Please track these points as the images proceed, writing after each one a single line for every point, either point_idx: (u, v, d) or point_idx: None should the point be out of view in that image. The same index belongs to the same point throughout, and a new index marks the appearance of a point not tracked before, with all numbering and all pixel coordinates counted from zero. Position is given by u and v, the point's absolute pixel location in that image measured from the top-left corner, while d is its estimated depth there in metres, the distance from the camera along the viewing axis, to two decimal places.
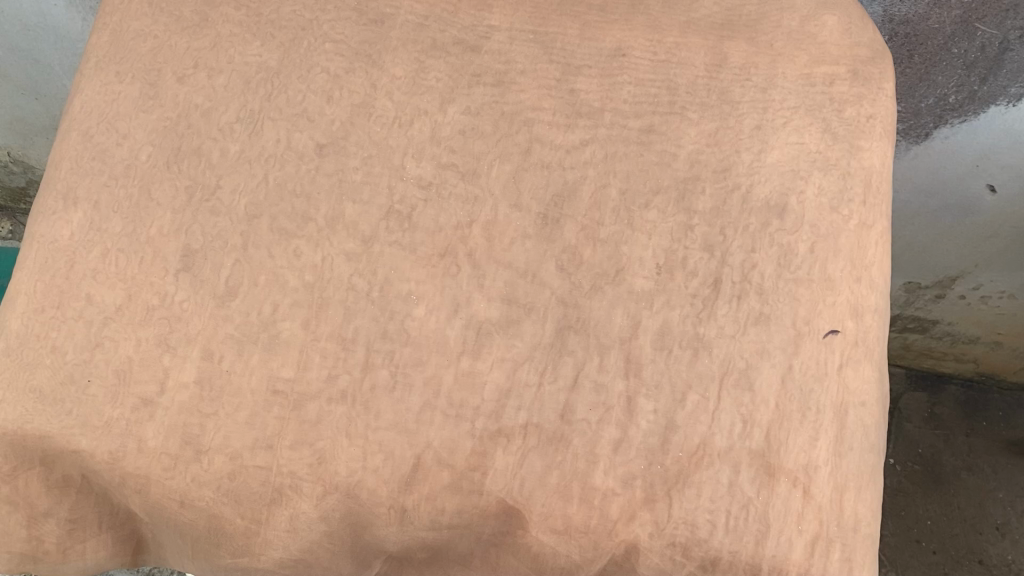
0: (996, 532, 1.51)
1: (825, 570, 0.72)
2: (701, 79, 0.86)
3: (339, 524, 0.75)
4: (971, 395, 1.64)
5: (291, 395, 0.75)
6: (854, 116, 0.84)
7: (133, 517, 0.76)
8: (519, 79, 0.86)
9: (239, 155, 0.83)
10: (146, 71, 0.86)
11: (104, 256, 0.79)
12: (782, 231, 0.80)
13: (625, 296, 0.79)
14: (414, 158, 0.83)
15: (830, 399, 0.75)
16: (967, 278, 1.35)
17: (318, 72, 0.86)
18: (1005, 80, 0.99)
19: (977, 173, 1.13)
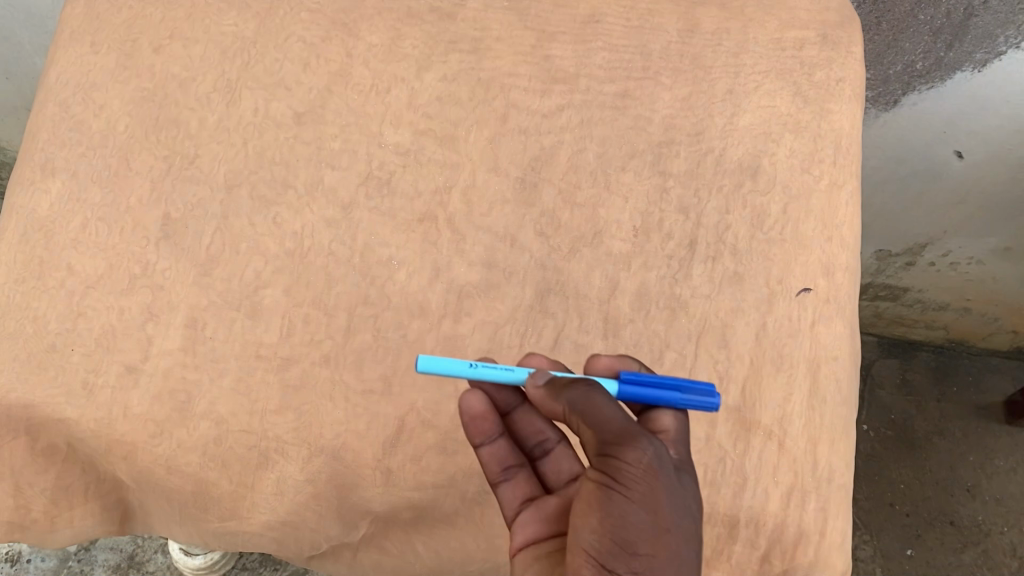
0: (966, 493, 1.33)
1: (801, 521, 0.72)
2: (674, 45, 0.87)
3: (326, 487, 0.74)
4: (943, 360, 1.45)
5: (275, 360, 0.76)
6: (824, 79, 0.86)
7: (121, 484, 0.76)
8: (495, 46, 0.87)
9: (217, 124, 0.83)
10: (122, 41, 0.86)
11: (84, 226, 0.80)
12: (755, 192, 0.82)
13: (603, 258, 0.81)
14: (392, 125, 0.84)
15: (803, 355, 0.77)
16: (938, 246, 1.27)
17: (294, 41, 0.86)
18: (970, 47, 0.97)
19: (944, 140, 1.09)
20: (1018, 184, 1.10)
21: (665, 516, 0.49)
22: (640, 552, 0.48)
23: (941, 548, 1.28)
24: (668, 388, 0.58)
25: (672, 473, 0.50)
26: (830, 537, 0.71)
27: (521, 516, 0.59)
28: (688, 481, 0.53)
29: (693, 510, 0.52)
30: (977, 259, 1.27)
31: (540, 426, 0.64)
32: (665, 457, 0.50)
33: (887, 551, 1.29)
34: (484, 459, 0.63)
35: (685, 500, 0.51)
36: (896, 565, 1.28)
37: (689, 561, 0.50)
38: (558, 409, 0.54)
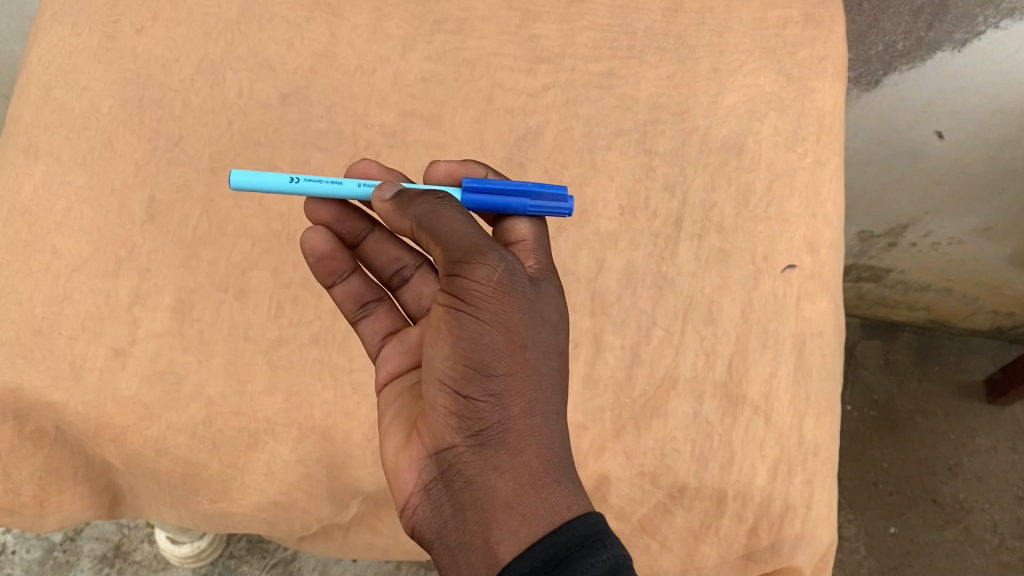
0: (949, 472, 1.34)
1: (787, 494, 0.72)
2: (658, 24, 0.89)
3: (316, 468, 0.74)
4: (925, 342, 1.46)
5: (264, 341, 0.76)
6: (807, 58, 0.87)
7: (109, 467, 0.76)
8: (479, 26, 0.88)
9: (201, 106, 0.83)
10: (104, 23, 0.86)
11: (68, 209, 0.79)
12: (739, 169, 0.83)
13: (589, 237, 0.81)
14: (377, 106, 0.85)
15: (788, 330, 0.77)
16: (920, 226, 1.28)
17: (278, 21, 0.87)
18: (950, 26, 0.98)
19: (925, 120, 1.10)
20: (997, 163, 1.11)
21: (517, 329, 0.52)
22: (496, 369, 0.51)
23: (924, 526, 1.30)
24: (514, 193, 0.61)
25: (524, 287, 0.53)
26: (815, 509, 0.72)
27: (385, 350, 0.63)
28: (545, 294, 0.56)
29: (553, 322, 0.55)
30: (957, 239, 1.28)
31: (395, 255, 0.68)
32: (515, 269, 0.52)
33: (872, 530, 1.30)
34: (341, 297, 0.68)
35: (542, 314, 0.53)
36: (880, 543, 1.29)
37: (548, 371, 0.53)
38: (406, 228, 0.55)
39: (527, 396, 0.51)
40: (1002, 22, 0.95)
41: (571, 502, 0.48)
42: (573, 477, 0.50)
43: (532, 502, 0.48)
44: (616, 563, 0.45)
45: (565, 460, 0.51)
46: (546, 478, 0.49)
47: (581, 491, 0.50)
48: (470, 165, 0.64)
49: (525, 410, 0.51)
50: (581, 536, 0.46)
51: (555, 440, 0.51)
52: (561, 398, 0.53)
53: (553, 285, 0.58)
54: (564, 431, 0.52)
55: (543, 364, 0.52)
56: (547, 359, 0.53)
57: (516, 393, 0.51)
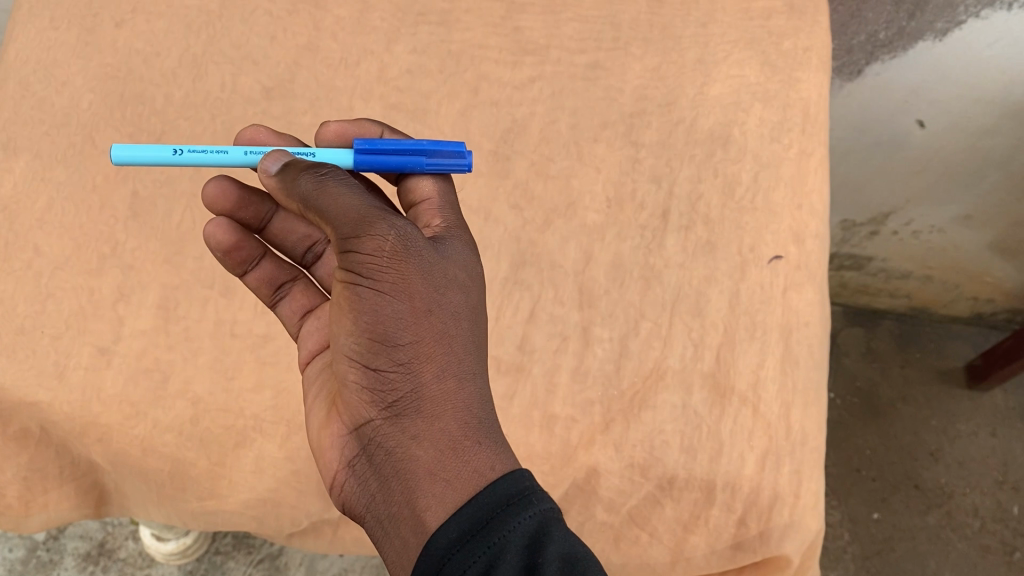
0: (930, 457, 1.35)
1: (776, 484, 0.73)
2: (643, 15, 0.89)
3: (306, 465, 0.73)
4: (906, 329, 1.47)
5: (250, 337, 0.76)
6: (792, 48, 0.87)
7: (95, 466, 0.75)
8: (464, 18, 0.88)
9: (184, 100, 0.82)
10: (83, 17, 0.85)
11: (50, 206, 0.78)
12: (725, 161, 0.83)
13: (577, 230, 0.81)
14: (362, 99, 0.84)
15: (775, 321, 0.77)
16: (901, 215, 1.29)
17: (260, 15, 0.86)
18: (931, 16, 0.98)
19: (907, 109, 1.10)
20: (978, 152, 1.12)
21: (419, 293, 0.50)
22: (402, 340, 0.50)
23: (907, 511, 1.31)
24: (405, 152, 0.59)
25: (423, 250, 0.51)
26: (804, 498, 0.73)
27: (305, 327, 0.64)
28: (451, 255, 0.54)
29: (464, 283, 0.53)
30: (938, 227, 1.29)
31: (304, 232, 0.69)
32: (412, 233, 0.51)
33: (855, 516, 1.31)
34: (254, 284, 0.68)
35: (447, 277, 0.52)
36: (864, 529, 1.30)
37: (460, 333, 0.51)
38: (296, 210, 0.53)
39: (439, 362, 0.50)
40: (982, 12, 0.96)
41: (495, 464, 0.47)
42: (496, 437, 0.49)
43: (454, 466, 0.47)
44: (544, 518, 0.45)
45: (485, 419, 0.50)
46: (466, 441, 0.48)
47: (504, 450, 0.49)
48: (360, 124, 0.62)
49: (436, 376, 0.49)
50: (505, 494, 0.45)
51: (474, 402, 0.50)
52: (479, 358, 0.52)
53: (462, 246, 0.56)
54: (483, 390, 0.51)
55: (452, 327, 0.51)
56: (457, 321, 0.51)
57: (425, 359, 0.49)
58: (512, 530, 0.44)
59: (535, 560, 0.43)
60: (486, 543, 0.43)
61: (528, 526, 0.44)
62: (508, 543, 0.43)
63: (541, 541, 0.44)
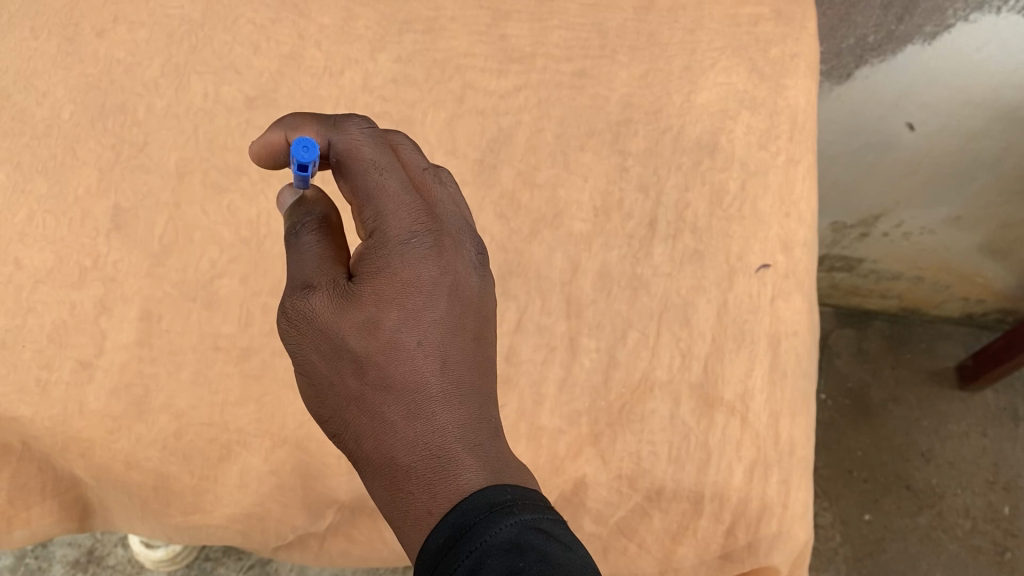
0: (921, 458, 1.35)
1: (765, 494, 0.73)
2: (630, 22, 0.88)
3: (291, 478, 0.73)
4: (897, 329, 1.47)
5: (234, 350, 0.75)
6: (779, 55, 0.86)
7: (78, 481, 0.75)
8: (450, 26, 0.87)
9: (166, 110, 0.81)
10: (63, 26, 0.84)
11: (31, 218, 0.77)
12: (713, 169, 0.82)
13: (564, 240, 0.81)
14: (347, 108, 0.83)
15: (762, 330, 0.77)
16: (891, 217, 1.29)
17: (243, 23, 0.85)
18: (920, 19, 0.98)
19: (897, 112, 1.10)
20: (968, 153, 1.12)
21: (323, 363, 0.48)
22: (328, 416, 0.49)
23: (898, 511, 1.31)
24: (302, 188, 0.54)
25: (315, 313, 0.47)
26: (792, 508, 0.73)
27: None
28: (365, 268, 0.47)
29: (373, 303, 0.46)
30: (928, 229, 1.29)
31: None
32: (297, 305, 0.47)
33: (847, 517, 1.31)
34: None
35: (346, 324, 0.46)
36: (855, 530, 1.30)
37: (376, 379, 0.47)
38: None
39: (358, 424, 0.47)
40: (971, 15, 0.95)
41: (432, 508, 0.43)
42: (434, 475, 0.44)
43: (398, 520, 0.45)
44: (507, 533, 0.40)
45: (414, 464, 0.45)
46: (398, 496, 0.45)
47: (449, 481, 0.44)
48: (266, 139, 0.55)
49: (359, 441, 0.47)
50: (449, 533, 0.42)
51: (397, 451, 0.46)
52: (410, 387, 0.46)
53: (384, 234, 0.48)
54: (415, 425, 0.46)
55: (365, 380, 0.47)
56: (370, 368, 0.47)
57: (349, 424, 0.47)
58: (463, 561, 0.40)
59: (516, 564, 0.39)
60: (467, 549, 0.40)
61: (494, 541, 0.40)
62: (488, 549, 0.40)
63: (513, 556, 0.39)
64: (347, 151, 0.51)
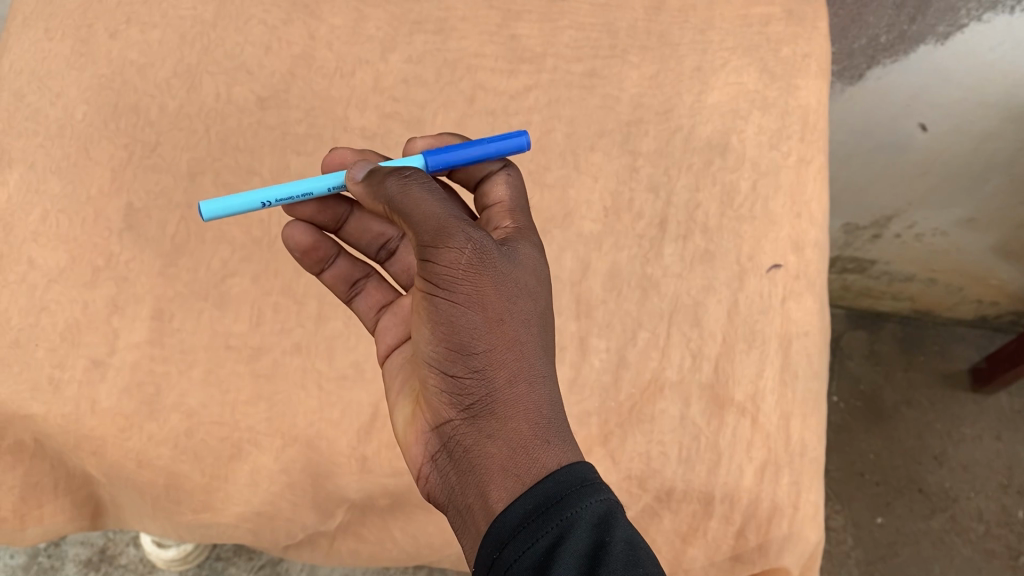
0: (934, 461, 1.34)
1: (774, 495, 0.72)
2: (640, 23, 0.88)
3: (301, 477, 0.73)
4: (910, 332, 1.46)
5: (246, 348, 0.76)
6: (790, 55, 0.86)
7: (91, 478, 0.75)
8: (460, 26, 0.87)
9: (179, 110, 0.82)
10: (77, 27, 0.84)
11: (44, 218, 0.78)
12: (724, 169, 0.82)
13: (574, 240, 0.81)
14: (358, 109, 0.84)
15: (773, 330, 0.77)
16: (904, 218, 1.28)
17: (255, 24, 0.86)
18: (933, 19, 0.97)
19: (908, 113, 1.09)
20: (980, 155, 1.11)
21: (493, 304, 0.50)
22: (479, 348, 0.50)
23: (911, 515, 1.30)
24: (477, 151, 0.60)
25: (497, 260, 0.51)
26: (803, 509, 0.72)
27: (382, 322, 0.66)
28: (520, 248, 0.55)
29: (532, 281, 0.53)
30: (942, 230, 1.28)
31: (378, 231, 0.70)
32: (484, 240, 0.50)
33: (858, 520, 1.30)
34: (331, 280, 0.69)
35: (518, 283, 0.52)
36: (866, 533, 1.29)
37: (530, 337, 0.52)
38: (379, 208, 0.53)
39: (513, 366, 0.50)
40: (984, 15, 0.95)
41: (560, 459, 0.48)
42: (565, 434, 0.50)
43: (523, 465, 0.47)
44: (597, 507, 0.45)
45: (555, 420, 0.50)
46: (536, 439, 0.48)
47: (571, 445, 0.49)
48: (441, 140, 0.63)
49: (509, 382, 0.50)
50: (556, 486, 0.46)
51: (544, 403, 0.50)
52: (548, 358, 0.52)
53: (534, 239, 0.57)
54: (553, 389, 0.51)
55: (525, 332, 0.51)
56: (529, 325, 0.52)
57: (498, 365, 0.50)
58: (548, 532, 0.44)
59: (602, 539, 0.44)
60: (568, 508, 0.45)
61: (585, 515, 0.44)
62: (583, 517, 0.44)
63: (599, 530, 0.44)
64: (516, 177, 0.62)
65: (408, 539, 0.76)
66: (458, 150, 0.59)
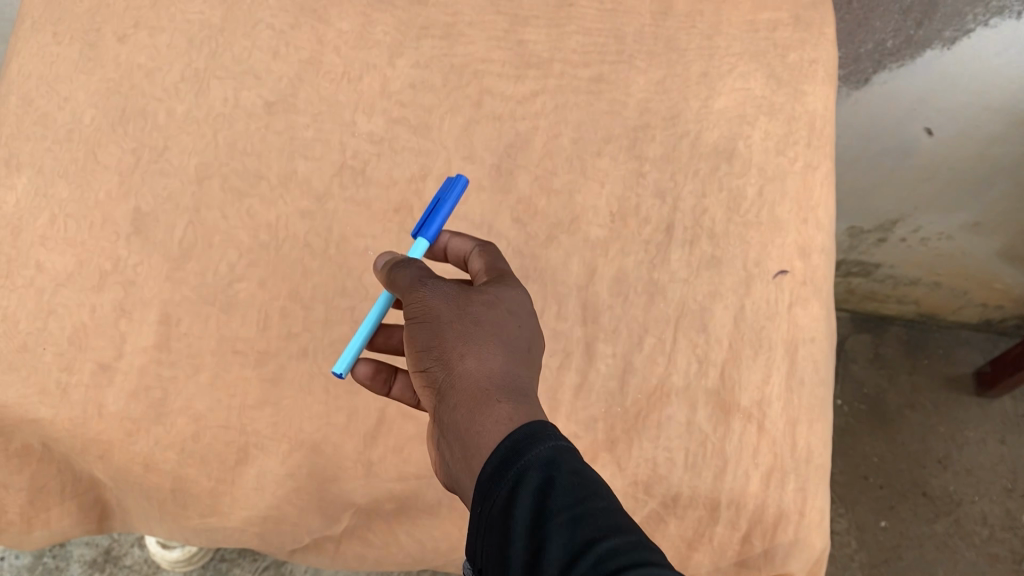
0: (938, 465, 1.34)
1: (780, 501, 0.72)
2: (647, 28, 0.88)
3: (307, 481, 0.74)
4: (914, 335, 1.46)
5: (252, 353, 0.76)
6: (797, 60, 0.86)
7: (98, 481, 0.76)
8: (467, 31, 0.87)
9: (186, 114, 0.82)
10: (86, 31, 0.84)
11: (52, 222, 0.78)
12: (730, 174, 0.82)
13: (580, 245, 0.81)
14: (365, 114, 0.84)
15: (779, 336, 0.77)
16: (908, 222, 1.28)
17: (263, 28, 0.85)
18: (940, 24, 0.97)
19: (914, 117, 1.09)
20: (986, 159, 1.11)
21: (439, 312, 0.53)
22: (433, 350, 0.52)
23: (915, 518, 1.30)
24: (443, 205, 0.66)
25: (445, 286, 0.55)
26: (809, 516, 0.72)
27: None
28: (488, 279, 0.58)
29: (490, 290, 0.55)
30: (947, 235, 1.28)
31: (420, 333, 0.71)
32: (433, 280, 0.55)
33: (862, 523, 1.30)
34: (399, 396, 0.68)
35: (470, 293, 0.54)
36: (870, 536, 1.29)
37: (484, 325, 0.52)
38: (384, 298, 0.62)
39: (460, 347, 0.51)
40: (991, 21, 0.94)
41: (511, 420, 0.46)
42: (522, 400, 0.48)
43: (476, 437, 0.47)
44: (545, 453, 0.43)
45: (509, 388, 0.49)
46: (485, 407, 0.48)
47: (529, 408, 0.47)
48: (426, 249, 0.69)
49: (460, 367, 0.50)
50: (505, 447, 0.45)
51: (494, 375, 0.49)
52: (509, 342, 0.52)
53: (504, 270, 0.59)
54: (510, 364, 0.51)
55: (475, 323, 0.52)
56: (483, 316, 0.53)
57: (448, 356, 0.51)
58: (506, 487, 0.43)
59: (549, 482, 0.42)
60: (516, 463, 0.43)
61: (532, 464, 0.43)
62: (530, 464, 0.43)
63: (548, 474, 0.42)
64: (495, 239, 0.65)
65: (413, 544, 0.76)
66: (432, 222, 0.66)
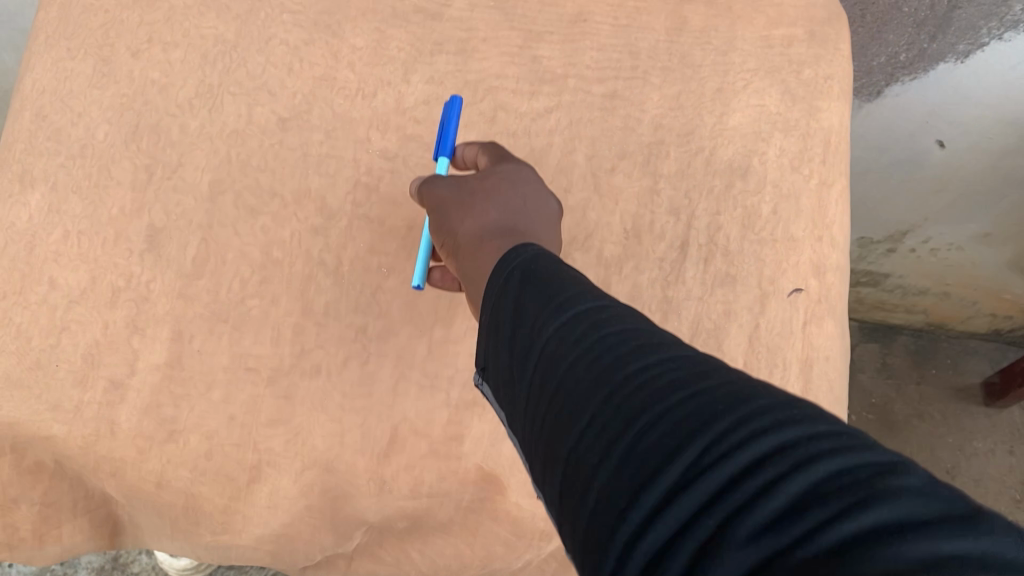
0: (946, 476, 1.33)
1: None
2: (662, 43, 0.87)
3: (319, 499, 0.74)
4: (923, 344, 1.46)
5: (264, 371, 0.75)
6: (812, 77, 0.85)
7: (110, 498, 0.76)
8: (481, 47, 0.87)
9: (200, 130, 0.82)
10: (100, 46, 0.84)
11: (66, 239, 0.78)
12: (745, 192, 0.82)
13: (594, 263, 0.80)
14: (378, 130, 0.84)
15: (795, 354, 0.77)
16: (918, 234, 1.27)
17: (277, 44, 0.85)
18: (954, 38, 0.94)
19: (926, 129, 1.08)
20: (997, 172, 1.11)
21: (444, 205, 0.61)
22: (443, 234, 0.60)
23: None
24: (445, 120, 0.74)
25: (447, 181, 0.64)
26: None
27: None
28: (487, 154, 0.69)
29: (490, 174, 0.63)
30: (956, 245, 1.27)
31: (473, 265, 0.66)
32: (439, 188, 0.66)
33: None
34: None
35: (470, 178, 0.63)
36: None
37: (481, 195, 0.59)
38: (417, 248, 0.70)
39: (460, 218, 0.59)
40: (1005, 34, 0.92)
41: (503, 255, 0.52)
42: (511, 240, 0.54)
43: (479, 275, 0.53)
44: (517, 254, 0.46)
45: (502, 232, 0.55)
46: (482, 251, 0.54)
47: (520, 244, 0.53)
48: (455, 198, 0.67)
49: (462, 229, 0.58)
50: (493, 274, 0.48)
51: (488, 225, 0.56)
52: (505, 198, 0.59)
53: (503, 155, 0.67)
54: (503, 217, 0.57)
55: (472, 194, 0.60)
56: (479, 189, 0.60)
57: (453, 225, 0.59)
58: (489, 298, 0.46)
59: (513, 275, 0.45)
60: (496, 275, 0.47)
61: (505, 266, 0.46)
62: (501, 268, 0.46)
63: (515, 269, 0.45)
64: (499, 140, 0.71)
65: (426, 561, 0.76)
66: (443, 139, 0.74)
